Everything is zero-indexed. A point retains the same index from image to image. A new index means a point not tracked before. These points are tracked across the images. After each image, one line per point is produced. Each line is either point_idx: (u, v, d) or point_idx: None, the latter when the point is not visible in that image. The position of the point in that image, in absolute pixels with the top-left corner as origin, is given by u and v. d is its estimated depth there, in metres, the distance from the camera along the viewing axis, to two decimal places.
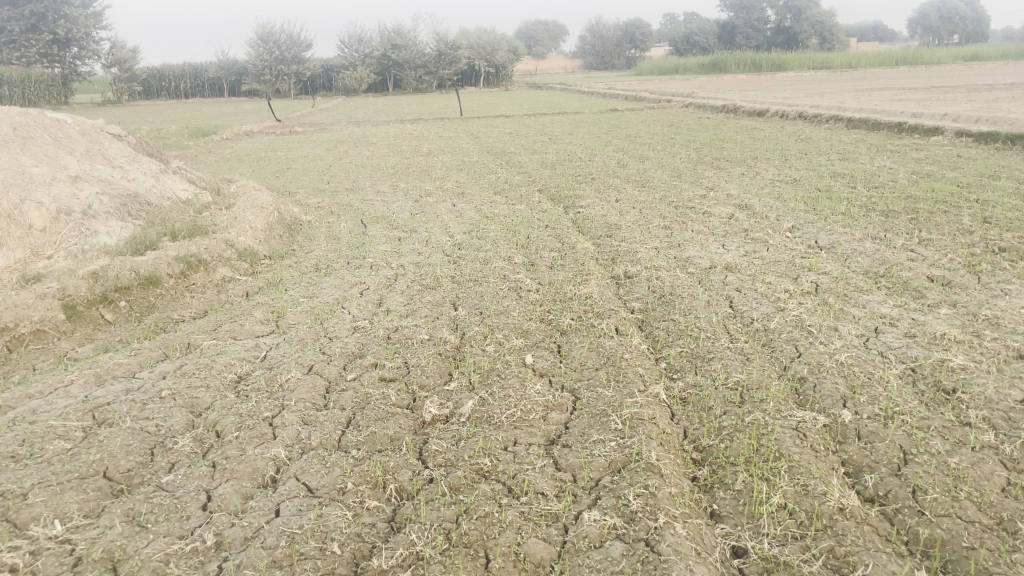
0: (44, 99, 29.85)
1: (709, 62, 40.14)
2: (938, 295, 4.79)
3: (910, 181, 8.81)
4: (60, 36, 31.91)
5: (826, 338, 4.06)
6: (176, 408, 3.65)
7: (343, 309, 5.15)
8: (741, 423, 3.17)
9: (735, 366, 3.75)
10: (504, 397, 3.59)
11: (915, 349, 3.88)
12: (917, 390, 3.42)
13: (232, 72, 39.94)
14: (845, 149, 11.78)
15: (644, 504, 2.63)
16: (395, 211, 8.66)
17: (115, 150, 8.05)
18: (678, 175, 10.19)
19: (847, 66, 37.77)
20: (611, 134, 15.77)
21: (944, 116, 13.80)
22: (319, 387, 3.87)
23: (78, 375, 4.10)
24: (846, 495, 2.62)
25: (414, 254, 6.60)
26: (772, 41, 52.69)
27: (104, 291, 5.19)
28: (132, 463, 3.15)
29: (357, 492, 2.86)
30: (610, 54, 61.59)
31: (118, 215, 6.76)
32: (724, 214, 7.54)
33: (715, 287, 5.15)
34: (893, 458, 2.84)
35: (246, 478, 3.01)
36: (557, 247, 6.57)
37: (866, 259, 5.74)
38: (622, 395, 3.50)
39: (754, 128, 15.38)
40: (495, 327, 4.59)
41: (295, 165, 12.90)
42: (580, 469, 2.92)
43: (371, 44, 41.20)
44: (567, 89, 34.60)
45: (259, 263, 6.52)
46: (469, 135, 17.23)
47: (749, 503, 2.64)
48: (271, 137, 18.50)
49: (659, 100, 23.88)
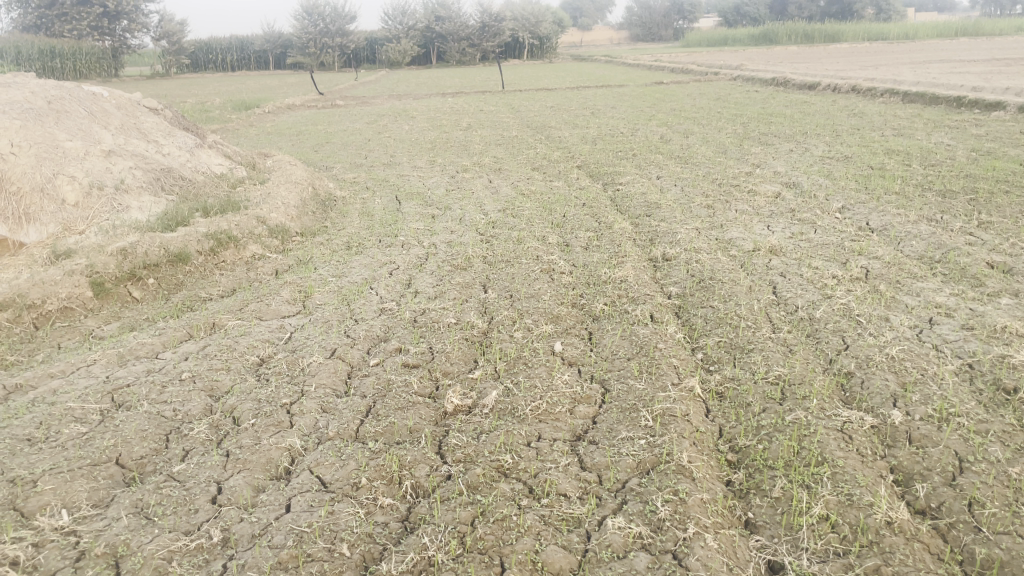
0: (94, 71, 30.36)
1: (759, 33, 39.12)
2: (999, 283, 4.48)
3: (970, 158, 8.37)
4: (110, 8, 32.45)
5: (876, 329, 3.81)
6: (195, 392, 3.56)
7: (371, 289, 5.03)
8: (781, 423, 2.96)
9: (777, 359, 3.53)
10: (530, 388, 3.43)
11: (973, 343, 3.61)
12: (974, 389, 3.17)
13: (277, 45, 40.09)
14: (901, 124, 11.29)
15: (673, 512, 2.45)
16: (431, 187, 8.51)
17: (151, 124, 8.02)
18: (724, 152, 9.86)
19: (904, 36, 36.39)
20: (655, 108, 15.41)
21: (1006, 90, 13.15)
22: (340, 372, 3.75)
23: (101, 355, 4.04)
24: (895, 506, 2.40)
25: (447, 233, 6.44)
26: (825, 11, 50.87)
27: (132, 268, 5.15)
28: (145, 450, 3.06)
29: (371, 488, 2.73)
30: (656, 25, 60.37)
31: (151, 190, 6.72)
32: (769, 193, 7.24)
33: (758, 271, 4.90)
34: (947, 466, 2.62)
35: (259, 469, 2.91)
36: (594, 227, 6.36)
37: (920, 242, 5.43)
38: (654, 389, 3.30)
39: (803, 102, 14.86)
40: (525, 311, 4.42)
41: (334, 139, 12.84)
42: (606, 469, 2.75)
43: (414, 15, 40.94)
44: (611, 62, 33.97)
45: (291, 240, 6.42)
46: (511, 109, 17.01)
47: (788, 512, 2.45)
48: (312, 110, 18.49)
49: (706, 72, 23.32)
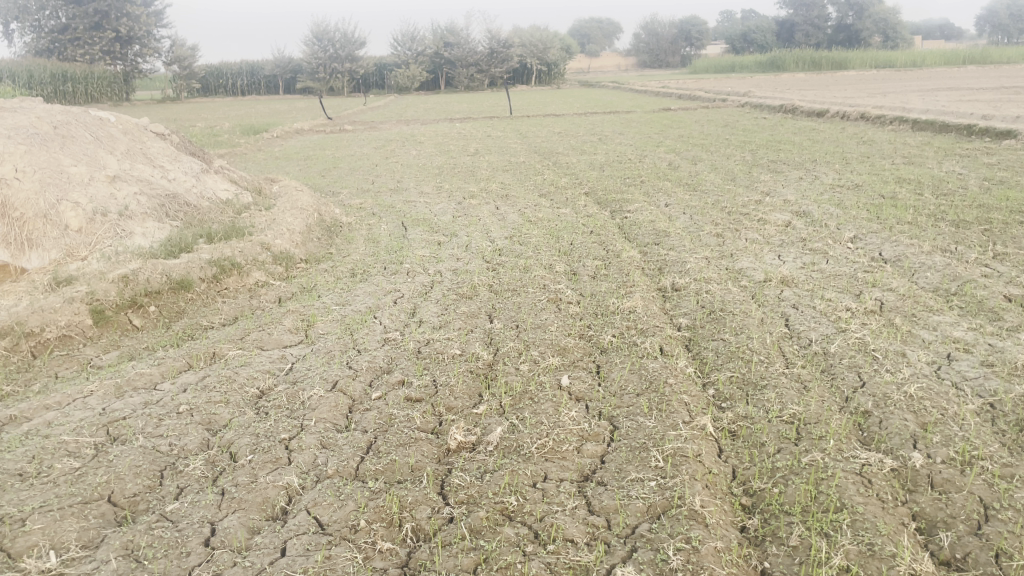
0: (106, 96, 30.55)
1: (767, 60, 39.25)
2: (1017, 317, 4.37)
3: (982, 187, 8.28)
4: (123, 33, 32.69)
5: (892, 365, 3.70)
6: (192, 426, 3.47)
7: (375, 319, 4.94)
8: (797, 465, 2.86)
9: (791, 396, 3.42)
10: (536, 424, 3.32)
11: (994, 381, 3.49)
12: (997, 430, 3.05)
13: (287, 70, 40.37)
14: (911, 152, 11.22)
15: (685, 562, 2.35)
16: (437, 213, 8.44)
17: (157, 148, 8.00)
18: (732, 179, 9.80)
19: (911, 64, 36.40)
20: (663, 135, 15.36)
21: (1016, 118, 13.08)
22: (341, 406, 3.65)
23: (98, 385, 3.95)
24: (918, 558, 2.29)
25: (453, 260, 6.37)
26: (832, 39, 50.96)
27: (134, 296, 5.08)
28: (139, 487, 2.96)
29: (370, 531, 2.62)
30: (663, 52, 60.74)
31: (155, 215, 6.67)
32: (780, 222, 7.15)
33: (770, 303, 4.81)
34: (972, 514, 2.50)
35: (254, 510, 2.81)
36: (602, 255, 6.28)
37: (935, 274, 5.33)
38: (665, 427, 3.20)
39: (812, 129, 14.79)
40: (531, 343, 4.32)
41: (342, 164, 12.83)
42: (615, 513, 2.64)
43: (423, 41, 41.25)
44: (619, 88, 34.06)
45: (295, 267, 6.35)
46: (519, 135, 17.02)
47: (806, 563, 2.33)
48: (321, 135, 18.54)
49: (714, 99, 23.37)
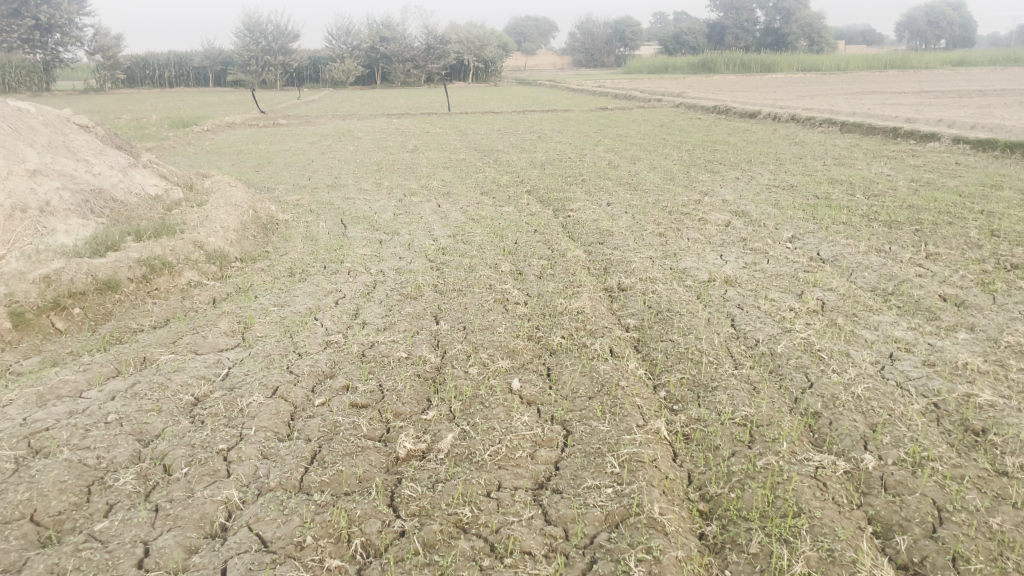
0: (25, 85, 29.22)
1: (699, 62, 39.98)
2: (952, 316, 4.48)
3: (911, 189, 8.52)
4: (42, 21, 31.23)
5: (839, 366, 3.73)
6: (122, 436, 3.26)
7: (315, 320, 4.77)
8: (753, 469, 2.84)
9: (743, 398, 3.41)
10: (488, 431, 3.23)
11: (937, 380, 3.55)
12: (943, 430, 3.09)
13: (217, 62, 39.28)
14: (841, 153, 11.52)
15: (647, 573, 2.30)
16: (377, 210, 8.27)
17: (80, 141, 7.61)
18: (672, 178, 9.88)
19: (836, 68, 37.55)
20: (601, 133, 15.43)
21: (939, 121, 13.57)
22: (283, 413, 3.50)
23: (18, 394, 3.70)
24: (877, 564, 2.29)
25: (395, 259, 6.22)
26: (761, 42, 52.28)
27: (56, 298, 4.79)
28: (65, 504, 2.76)
29: (318, 548, 2.49)
30: (599, 52, 61.28)
31: (79, 212, 6.34)
32: (720, 222, 7.22)
33: (715, 303, 4.82)
34: (926, 516, 2.51)
35: (191, 527, 2.64)
36: (546, 254, 6.22)
37: (872, 274, 5.43)
38: (619, 431, 3.15)
39: (746, 130, 15.07)
40: (479, 345, 4.22)
41: (276, 159, 12.50)
42: (573, 523, 2.57)
43: (358, 36, 40.67)
44: (557, 86, 34.23)
45: (229, 266, 6.11)
46: (458, 131, 16.89)
47: (767, 571, 2.31)
48: (253, 129, 18.06)
49: (650, 98, 23.66)
